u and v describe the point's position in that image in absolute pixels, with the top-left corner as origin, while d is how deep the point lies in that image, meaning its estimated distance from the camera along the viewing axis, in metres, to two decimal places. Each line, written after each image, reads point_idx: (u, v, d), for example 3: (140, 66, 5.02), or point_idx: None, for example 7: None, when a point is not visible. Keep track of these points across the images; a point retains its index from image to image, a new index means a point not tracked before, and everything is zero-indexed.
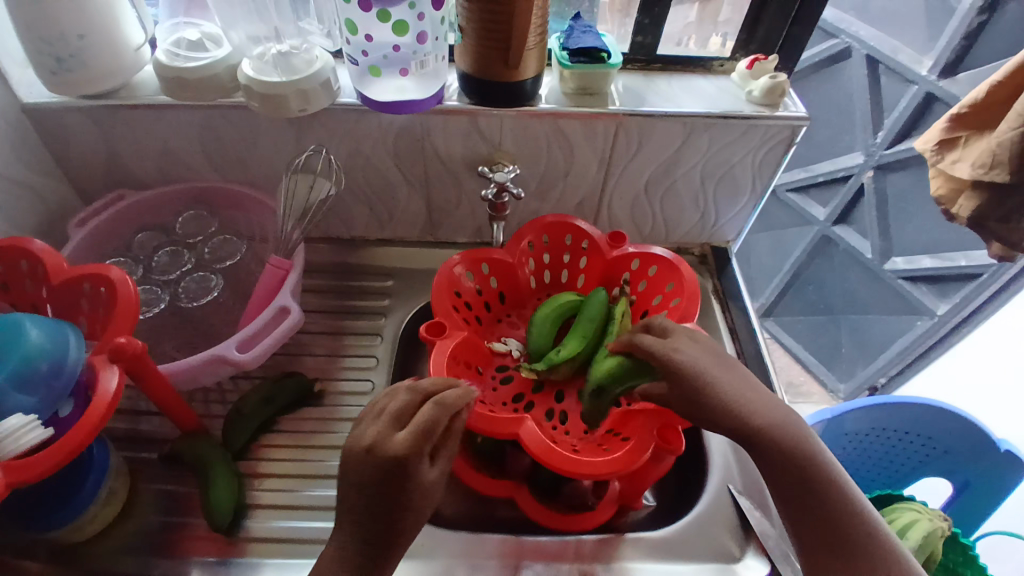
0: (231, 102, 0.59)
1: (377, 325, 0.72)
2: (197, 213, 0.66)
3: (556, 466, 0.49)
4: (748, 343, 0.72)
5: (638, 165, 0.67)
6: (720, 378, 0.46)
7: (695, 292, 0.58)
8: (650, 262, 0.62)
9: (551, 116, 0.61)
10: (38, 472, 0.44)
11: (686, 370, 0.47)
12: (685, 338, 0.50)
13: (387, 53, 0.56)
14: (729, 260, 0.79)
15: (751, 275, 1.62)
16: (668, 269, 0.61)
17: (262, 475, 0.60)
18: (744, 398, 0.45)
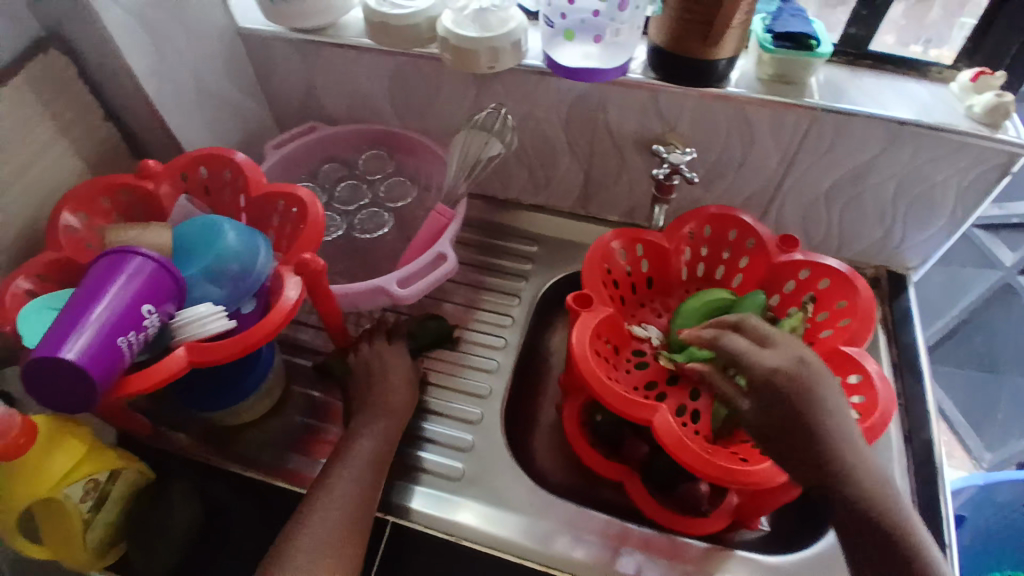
0: (425, 53, 0.62)
1: (517, 287, 0.73)
2: (378, 153, 0.71)
3: (684, 462, 0.48)
4: (909, 381, 0.65)
5: (825, 167, 0.62)
6: (818, 407, 0.43)
7: (870, 316, 0.55)
8: (822, 274, 0.58)
9: (738, 100, 0.58)
10: (216, 357, 0.48)
11: (788, 392, 0.44)
12: (779, 353, 0.46)
13: (585, 18, 0.56)
14: (906, 289, 0.71)
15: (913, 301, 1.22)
16: (843, 285, 0.57)
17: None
18: (837, 434, 0.43)
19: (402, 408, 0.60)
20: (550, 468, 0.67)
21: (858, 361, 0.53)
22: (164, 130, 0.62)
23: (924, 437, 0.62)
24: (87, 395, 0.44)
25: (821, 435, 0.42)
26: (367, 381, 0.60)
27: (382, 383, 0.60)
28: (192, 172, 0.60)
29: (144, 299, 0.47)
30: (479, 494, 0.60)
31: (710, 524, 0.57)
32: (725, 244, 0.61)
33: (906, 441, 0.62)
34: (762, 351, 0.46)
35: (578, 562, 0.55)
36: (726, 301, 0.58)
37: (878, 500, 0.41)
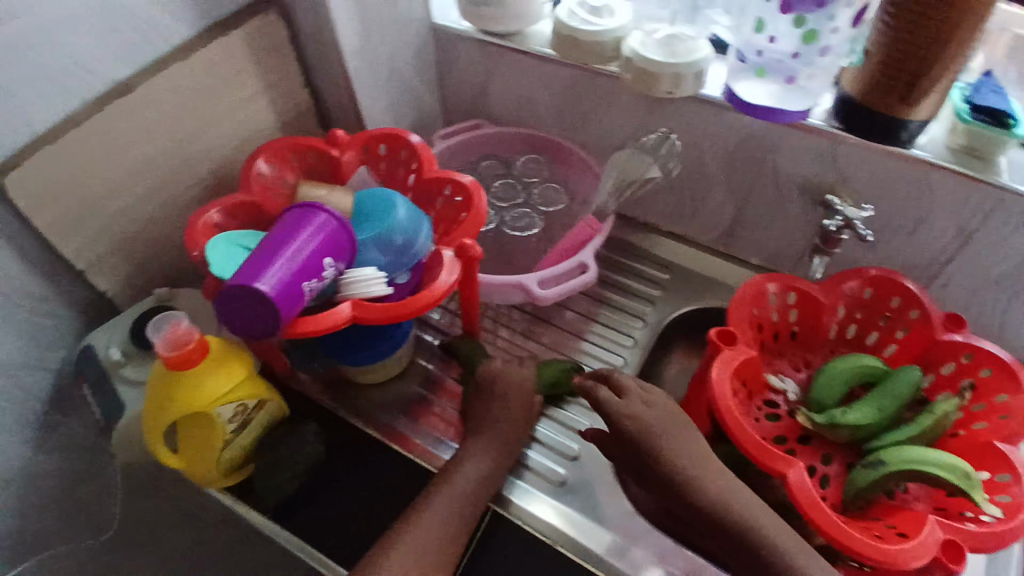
0: (605, 71, 0.64)
1: (642, 310, 0.73)
2: (536, 158, 0.73)
3: (819, 526, 0.46)
4: None
5: (1005, 250, 0.58)
6: (661, 439, 0.53)
7: None
8: (988, 362, 0.54)
9: (922, 164, 0.55)
10: (372, 318, 0.51)
11: (638, 434, 0.53)
12: (636, 398, 0.55)
13: (782, 58, 0.55)
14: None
15: None
16: (1010, 380, 0.53)
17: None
18: (677, 458, 0.52)
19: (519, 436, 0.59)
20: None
21: (1018, 464, 0.49)
22: (351, 103, 0.67)
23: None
24: (266, 328, 0.48)
25: (674, 466, 0.52)
26: (491, 403, 0.60)
27: (506, 408, 0.60)
28: (373, 146, 0.64)
29: (327, 252, 0.51)
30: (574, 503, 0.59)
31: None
32: (885, 310, 0.58)
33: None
34: (620, 401, 0.55)
35: None
36: (878, 370, 0.55)
37: (719, 511, 0.50)
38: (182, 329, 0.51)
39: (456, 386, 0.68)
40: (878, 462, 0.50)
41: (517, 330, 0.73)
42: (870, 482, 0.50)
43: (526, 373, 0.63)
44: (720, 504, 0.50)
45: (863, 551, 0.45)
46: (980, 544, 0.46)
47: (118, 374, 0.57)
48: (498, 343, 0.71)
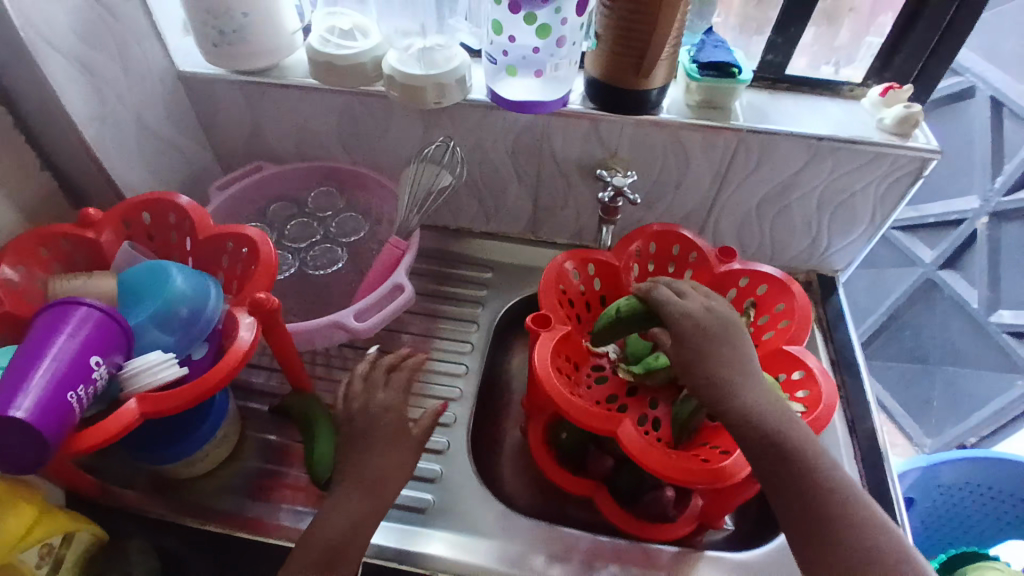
0: (372, 91, 0.63)
1: (474, 313, 0.74)
2: (329, 189, 0.71)
3: (653, 468, 0.50)
4: (848, 375, 0.70)
5: (753, 183, 0.67)
6: (723, 341, 0.49)
7: (807, 318, 0.58)
8: (760, 280, 0.62)
9: (673, 125, 0.62)
10: (170, 407, 0.46)
11: (696, 336, 0.50)
12: (693, 294, 0.53)
13: (526, 54, 0.59)
14: (836, 289, 0.76)
15: (852, 299, 1.33)
16: (779, 290, 0.61)
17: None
18: (740, 360, 0.49)
19: (402, 459, 0.53)
20: (519, 490, 0.67)
21: (804, 360, 0.56)
22: (103, 176, 0.60)
23: (868, 426, 0.66)
24: (38, 455, 0.42)
25: (726, 368, 0.48)
26: (366, 433, 0.54)
27: (380, 432, 0.55)
28: (133, 217, 0.58)
29: (92, 350, 0.45)
30: (452, 523, 0.59)
31: (671, 530, 0.59)
32: (670, 258, 0.64)
33: (851, 432, 0.66)
34: (683, 300, 0.52)
35: None
36: None
37: (771, 419, 0.46)
38: None
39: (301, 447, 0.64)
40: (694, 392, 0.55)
41: (354, 368, 0.70)
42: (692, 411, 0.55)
43: (390, 397, 0.58)
44: (777, 421, 0.46)
45: (696, 479, 0.50)
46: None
47: None
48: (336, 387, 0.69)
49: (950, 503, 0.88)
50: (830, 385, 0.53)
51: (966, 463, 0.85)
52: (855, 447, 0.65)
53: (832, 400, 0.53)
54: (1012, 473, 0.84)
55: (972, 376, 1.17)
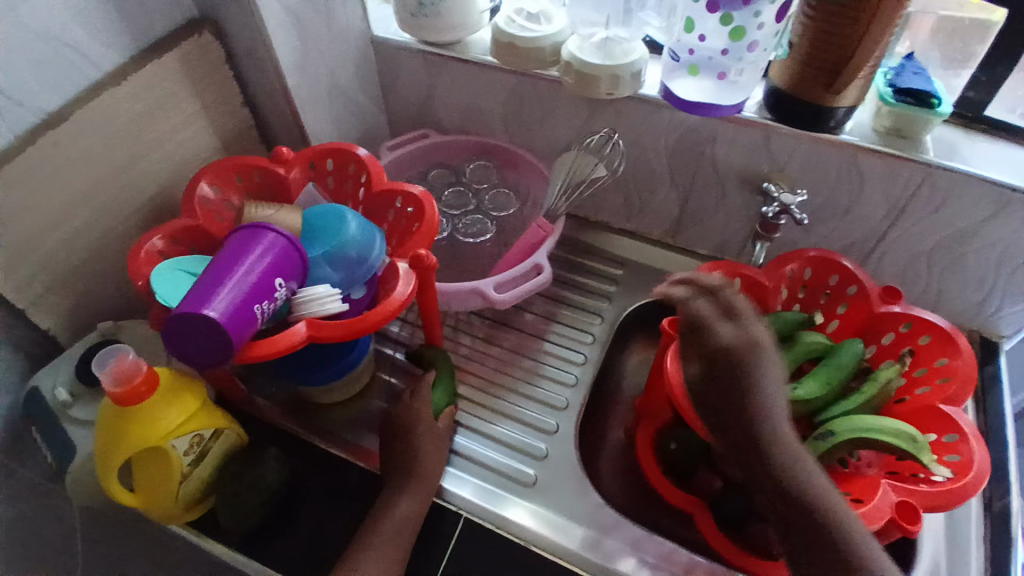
0: (545, 75, 0.65)
1: (599, 306, 0.75)
2: (485, 164, 0.74)
3: None
4: (998, 452, 0.63)
5: (930, 223, 0.62)
6: (758, 382, 0.42)
7: (971, 379, 0.53)
8: (922, 329, 0.57)
9: (850, 149, 0.59)
10: (330, 335, 0.50)
11: (734, 373, 0.42)
12: (744, 319, 0.44)
13: (712, 56, 0.58)
14: (997, 355, 0.69)
15: None
16: (944, 343, 0.56)
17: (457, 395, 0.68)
18: (771, 407, 0.43)
19: (436, 471, 0.58)
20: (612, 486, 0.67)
21: (962, 426, 0.51)
22: (294, 120, 0.67)
23: (1005, 505, 0.60)
24: (220, 354, 0.47)
25: (760, 417, 0.42)
26: (399, 439, 0.57)
27: (414, 443, 0.57)
28: (320, 161, 0.64)
29: (279, 273, 0.51)
30: (549, 502, 0.60)
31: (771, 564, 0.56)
32: (824, 289, 0.61)
33: (991, 512, 0.60)
34: (724, 322, 0.44)
35: None
36: (823, 347, 0.58)
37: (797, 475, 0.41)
38: (126, 362, 0.49)
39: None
40: (836, 429, 0.52)
41: (477, 336, 0.73)
42: (825, 447, 0.52)
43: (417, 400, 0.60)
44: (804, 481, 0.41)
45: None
46: (938, 505, 0.48)
47: (68, 417, 0.55)
48: (457, 351, 0.72)
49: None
50: (987, 458, 0.49)
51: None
52: (986, 526, 0.59)
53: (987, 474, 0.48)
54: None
55: None
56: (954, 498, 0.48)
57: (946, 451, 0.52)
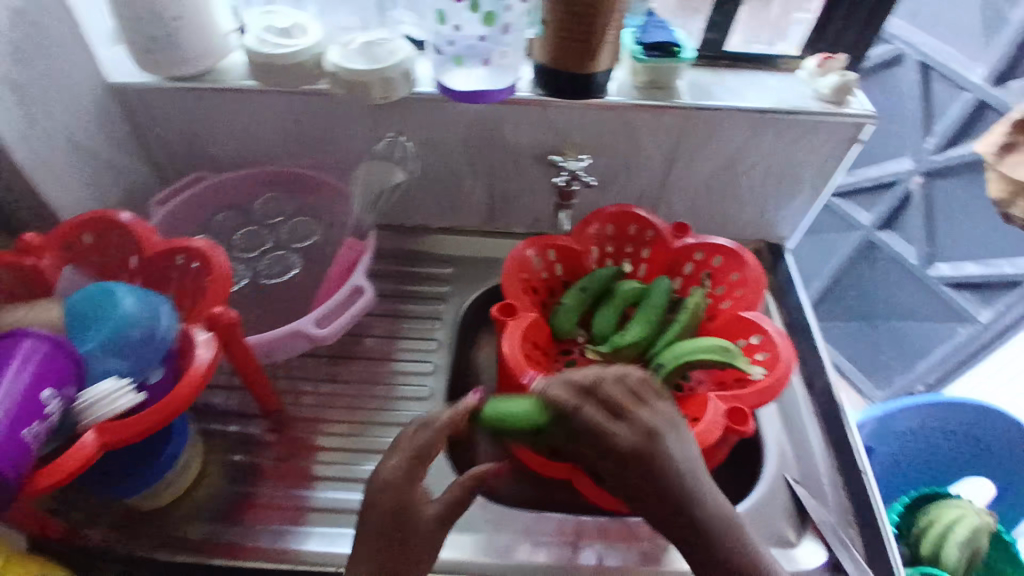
0: (315, 89, 0.62)
1: (437, 310, 0.74)
2: (275, 195, 0.69)
3: None
4: (801, 337, 0.72)
5: (702, 158, 0.69)
6: (670, 469, 0.41)
7: (761, 284, 0.60)
8: (714, 252, 0.63)
9: (622, 107, 0.63)
10: (135, 433, 0.44)
11: (642, 475, 0.41)
12: (638, 404, 0.43)
13: (473, 44, 0.59)
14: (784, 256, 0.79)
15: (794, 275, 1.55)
16: (732, 260, 0.62)
17: (319, 448, 0.63)
18: (692, 480, 0.42)
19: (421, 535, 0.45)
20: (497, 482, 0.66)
21: (764, 328, 0.57)
22: (32, 197, 0.57)
23: (823, 380, 0.68)
24: None
25: (684, 499, 0.41)
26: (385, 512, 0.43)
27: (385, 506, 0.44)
28: (73, 237, 0.55)
29: (44, 383, 0.43)
30: None
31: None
32: (628, 239, 0.65)
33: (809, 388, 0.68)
34: (616, 422, 0.42)
35: (541, 566, 0.56)
36: (639, 291, 0.61)
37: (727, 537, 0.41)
38: None
39: (274, 465, 0.62)
40: (666, 361, 0.56)
41: (318, 378, 0.69)
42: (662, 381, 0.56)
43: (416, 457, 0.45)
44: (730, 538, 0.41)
45: None
46: (762, 400, 0.53)
47: None
48: (305, 400, 0.67)
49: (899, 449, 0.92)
50: (789, 348, 0.54)
51: (914, 408, 0.89)
52: (813, 403, 0.68)
53: (791, 361, 0.54)
54: (961, 419, 0.90)
55: (914, 325, 1.35)
56: (773, 390, 0.53)
57: (757, 352, 0.57)
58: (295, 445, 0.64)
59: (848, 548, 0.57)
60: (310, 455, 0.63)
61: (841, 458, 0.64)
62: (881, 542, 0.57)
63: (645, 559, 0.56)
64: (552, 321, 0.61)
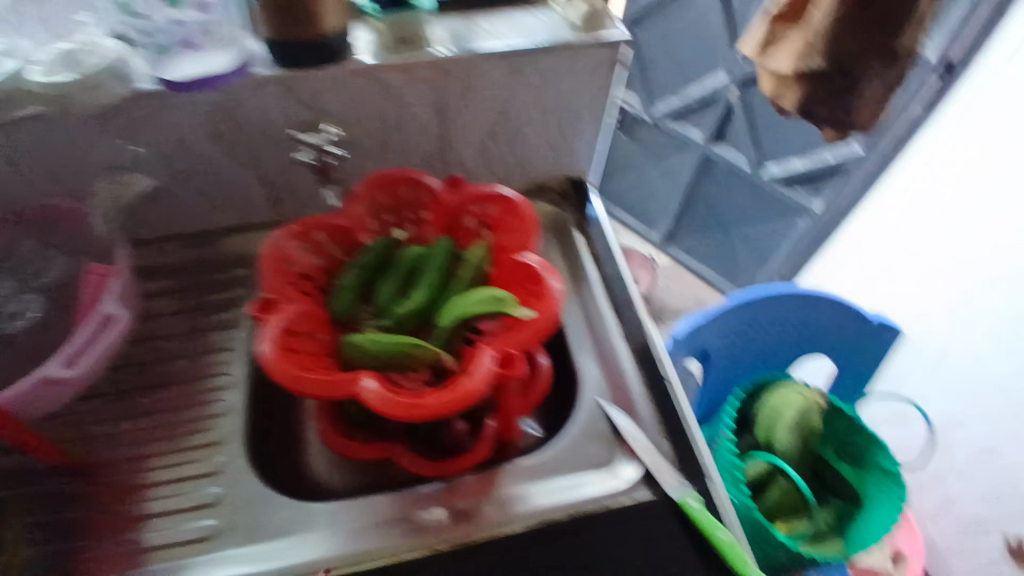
0: (26, 114, 0.56)
1: (236, 316, 0.69)
2: (13, 231, 0.63)
3: (395, 409, 0.46)
4: (611, 264, 0.72)
5: (473, 106, 0.67)
6: None
7: (534, 224, 0.58)
8: (492, 203, 0.60)
9: (375, 71, 0.60)
10: None
11: None
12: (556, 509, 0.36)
13: (169, 31, 0.56)
14: (587, 191, 0.77)
15: (646, 205, 1.64)
16: (508, 210, 0.59)
17: (152, 485, 0.58)
18: None
19: None
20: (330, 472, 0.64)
21: (537, 267, 0.54)
22: None
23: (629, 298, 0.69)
24: None
25: None
26: None
27: None
28: None
29: None
30: (275, 529, 0.55)
31: (470, 457, 0.60)
32: (404, 203, 0.62)
33: (618, 311, 0.68)
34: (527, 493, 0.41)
35: (386, 548, 0.54)
36: (420, 256, 0.58)
37: None
38: None
39: (95, 508, 0.56)
40: (445, 322, 0.54)
41: (118, 417, 0.62)
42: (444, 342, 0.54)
43: None
44: None
45: (439, 404, 0.46)
46: (534, 341, 0.51)
47: None
48: (105, 443, 0.60)
49: (751, 344, 0.86)
50: (557, 284, 0.52)
51: (765, 303, 0.81)
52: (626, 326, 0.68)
53: (563, 296, 0.52)
54: (816, 313, 0.83)
55: (758, 229, 1.45)
56: (542, 329, 0.51)
57: (531, 291, 0.55)
58: (116, 489, 0.57)
59: (658, 456, 0.59)
60: (137, 496, 0.57)
61: (649, 377, 0.64)
62: (687, 445, 0.59)
63: (470, 517, 0.56)
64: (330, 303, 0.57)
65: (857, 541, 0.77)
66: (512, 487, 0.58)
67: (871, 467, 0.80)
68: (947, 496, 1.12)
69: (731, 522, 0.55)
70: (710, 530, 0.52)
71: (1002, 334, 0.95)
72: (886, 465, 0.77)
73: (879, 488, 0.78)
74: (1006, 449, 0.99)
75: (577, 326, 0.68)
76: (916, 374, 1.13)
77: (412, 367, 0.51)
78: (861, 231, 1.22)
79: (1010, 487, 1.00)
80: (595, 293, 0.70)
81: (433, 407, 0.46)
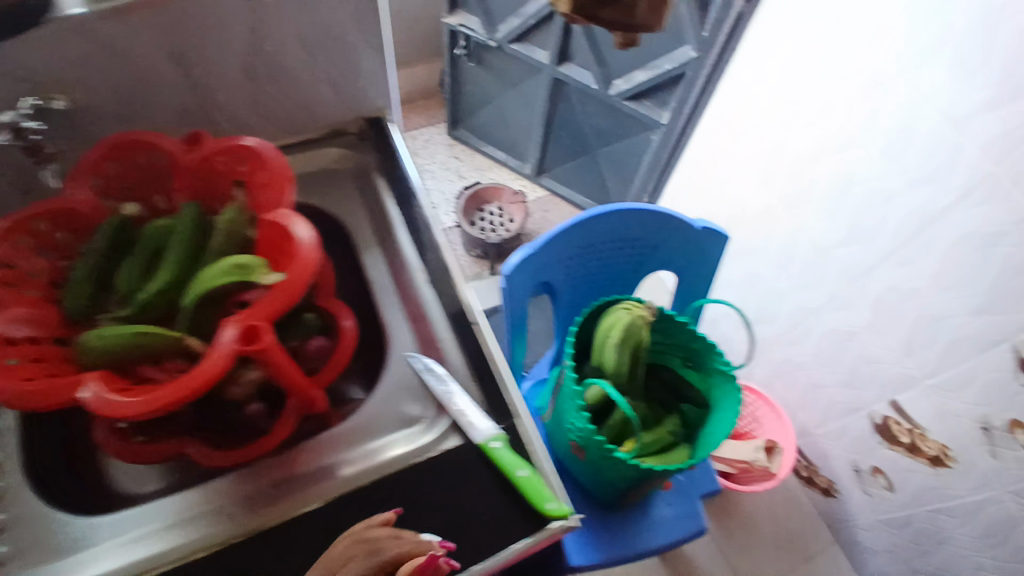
0: None
1: None
2: None
3: (119, 412, 0.43)
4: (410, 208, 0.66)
5: (220, 51, 0.60)
6: None
7: (284, 176, 0.54)
8: (238, 155, 0.56)
9: (89, 24, 0.53)
10: None
11: None
12: None
13: None
14: (387, 131, 0.70)
15: (512, 135, 1.60)
16: (255, 160, 0.55)
17: None
18: None
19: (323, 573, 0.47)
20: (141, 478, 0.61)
21: (285, 224, 0.50)
22: None
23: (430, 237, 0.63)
24: None
25: None
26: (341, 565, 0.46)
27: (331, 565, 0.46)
28: None
29: None
30: (79, 541, 0.52)
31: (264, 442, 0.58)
32: (144, 171, 0.57)
33: (420, 254, 0.64)
34: None
35: (189, 540, 0.52)
36: (162, 229, 0.54)
37: None
38: None
39: None
40: (187, 298, 0.50)
41: None
42: (193, 320, 0.51)
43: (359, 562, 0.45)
44: None
45: (170, 397, 0.43)
46: (278, 310, 0.47)
47: None
48: None
49: (590, 265, 0.86)
50: (307, 243, 0.48)
51: (594, 222, 0.81)
52: (427, 270, 0.63)
53: (313, 256, 0.48)
54: (644, 226, 0.83)
55: (619, 147, 1.45)
56: (287, 294, 0.47)
57: (285, 255, 0.51)
58: None
59: (468, 403, 0.56)
60: None
61: (458, 327, 0.60)
62: (497, 389, 0.58)
63: (277, 495, 0.54)
64: (65, 296, 0.53)
65: (706, 441, 0.79)
66: (315, 462, 0.56)
67: (712, 370, 0.81)
68: (813, 381, 1.19)
69: (537, 455, 0.55)
70: (512, 468, 0.52)
71: (836, 218, 1.00)
72: (722, 366, 0.79)
73: (722, 388, 0.80)
74: (851, 330, 1.05)
75: (381, 280, 0.64)
76: (771, 268, 1.18)
77: (163, 357, 0.49)
78: (709, 135, 1.23)
79: (858, 364, 1.07)
80: (397, 239, 0.65)
81: (157, 395, 0.43)
